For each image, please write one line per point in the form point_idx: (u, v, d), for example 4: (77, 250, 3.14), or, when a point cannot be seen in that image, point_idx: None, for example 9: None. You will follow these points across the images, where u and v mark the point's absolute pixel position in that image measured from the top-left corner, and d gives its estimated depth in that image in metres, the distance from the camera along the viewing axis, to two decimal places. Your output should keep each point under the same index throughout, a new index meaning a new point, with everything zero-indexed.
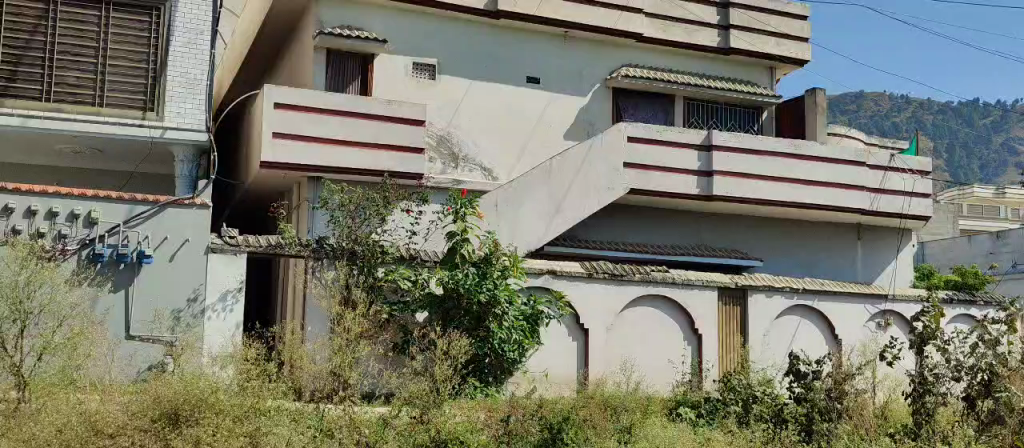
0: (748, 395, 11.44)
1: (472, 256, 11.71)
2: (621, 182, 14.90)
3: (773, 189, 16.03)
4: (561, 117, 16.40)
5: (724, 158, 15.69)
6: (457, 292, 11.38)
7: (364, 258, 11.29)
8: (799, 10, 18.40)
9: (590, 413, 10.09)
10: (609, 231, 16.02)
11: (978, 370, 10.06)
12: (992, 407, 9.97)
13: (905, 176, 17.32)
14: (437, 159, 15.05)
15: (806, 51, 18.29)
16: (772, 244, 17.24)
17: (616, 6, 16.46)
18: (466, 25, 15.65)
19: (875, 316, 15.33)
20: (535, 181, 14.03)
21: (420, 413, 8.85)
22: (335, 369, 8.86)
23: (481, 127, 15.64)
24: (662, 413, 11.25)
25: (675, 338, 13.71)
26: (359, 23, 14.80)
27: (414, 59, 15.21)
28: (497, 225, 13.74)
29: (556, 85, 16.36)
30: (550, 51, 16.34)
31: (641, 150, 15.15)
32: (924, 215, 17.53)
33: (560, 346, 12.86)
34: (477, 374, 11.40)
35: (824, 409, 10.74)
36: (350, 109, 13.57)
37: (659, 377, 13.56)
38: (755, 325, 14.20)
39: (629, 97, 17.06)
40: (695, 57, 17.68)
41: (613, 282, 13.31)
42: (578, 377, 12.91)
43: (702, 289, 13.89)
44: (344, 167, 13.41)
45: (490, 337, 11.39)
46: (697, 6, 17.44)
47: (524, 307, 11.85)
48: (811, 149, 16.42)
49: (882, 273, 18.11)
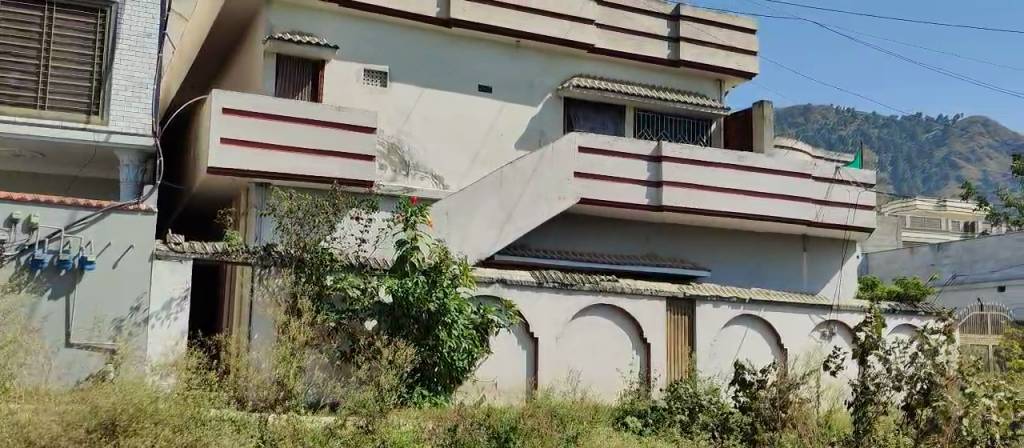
0: (694, 403, 11.63)
1: (421, 264, 11.66)
2: (571, 190, 14.98)
3: (721, 200, 16.21)
4: (512, 126, 16.43)
5: (673, 169, 15.84)
6: (407, 301, 11.32)
7: (310, 265, 11.25)
8: (747, 24, 18.68)
9: (538, 421, 10.06)
10: (559, 240, 16.05)
11: (917, 379, 10.21)
12: (930, 416, 10.08)
13: (849, 188, 17.63)
14: (387, 166, 15.03)
15: (753, 64, 18.57)
16: (720, 255, 17.43)
17: (567, 17, 16.56)
18: (416, 33, 15.62)
19: (820, 326, 15.57)
20: (486, 189, 14.01)
21: (366, 422, 8.82)
22: (278, 380, 8.92)
23: (432, 135, 15.62)
24: (609, 422, 11.29)
25: (623, 347, 13.78)
26: (309, 29, 14.69)
27: (365, 66, 15.13)
28: (447, 233, 13.65)
29: (507, 93, 16.39)
30: (502, 60, 16.37)
31: (592, 160, 15.24)
32: (868, 226, 17.87)
33: (509, 356, 12.84)
34: (424, 383, 11.34)
35: (768, 419, 10.85)
36: (300, 115, 13.47)
37: (608, 386, 13.61)
38: (702, 334, 14.33)
39: (580, 107, 17.17)
40: (645, 69, 17.85)
41: (562, 290, 13.34)
42: (526, 385, 12.93)
43: (651, 298, 13.98)
44: (293, 174, 13.30)
45: (440, 346, 11.35)
46: (647, 18, 17.61)
47: (474, 316, 11.85)
48: (758, 161, 16.64)
49: (827, 285, 18.41)
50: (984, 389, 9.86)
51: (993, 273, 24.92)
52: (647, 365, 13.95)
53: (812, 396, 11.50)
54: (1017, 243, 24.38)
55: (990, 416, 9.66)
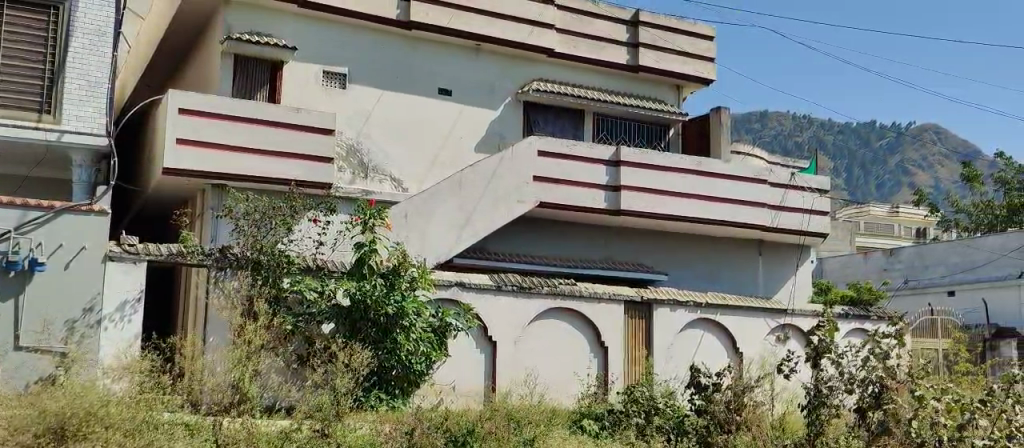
0: (650, 406, 11.72)
1: (379, 267, 11.57)
2: (530, 194, 15.02)
3: (678, 205, 16.35)
4: (471, 129, 16.43)
5: (632, 173, 15.93)
6: (365, 304, 11.22)
7: (268, 267, 11.09)
8: (704, 30, 18.86)
9: (495, 425, 10.06)
10: (518, 244, 16.09)
11: (869, 382, 10.33)
12: (880, 419, 10.10)
13: (804, 194, 17.86)
14: (346, 169, 14.96)
15: (710, 70, 18.77)
16: (677, 259, 17.57)
17: (528, 21, 16.61)
18: (376, 35, 15.58)
19: (775, 330, 15.76)
20: (445, 192, 14.01)
21: (323, 426, 8.75)
22: (233, 383, 8.70)
23: (391, 138, 15.58)
24: (565, 425, 11.37)
25: (580, 351, 13.84)
26: (267, 29, 14.57)
27: (324, 68, 15.06)
28: (406, 236, 13.64)
29: (467, 97, 16.40)
30: (462, 63, 16.38)
31: (551, 164, 15.30)
32: (822, 231, 18.12)
33: (466, 359, 12.84)
34: (382, 387, 11.27)
35: (723, 422, 10.78)
36: (258, 117, 13.38)
37: (565, 390, 13.65)
38: (659, 339, 14.43)
39: (540, 110, 17.20)
40: (604, 74, 17.96)
41: (519, 294, 13.36)
42: (483, 389, 12.93)
43: (608, 302, 14.05)
44: (249, 175, 13.21)
45: (398, 349, 11.30)
46: (606, 23, 17.72)
47: (432, 319, 11.81)
48: (715, 166, 16.80)
49: (781, 289, 18.63)
50: (933, 392, 9.70)
51: (943, 278, 25.30)
52: (604, 368, 14.00)
53: (766, 399, 11.61)
54: (965, 248, 24.81)
55: (939, 419, 9.44)
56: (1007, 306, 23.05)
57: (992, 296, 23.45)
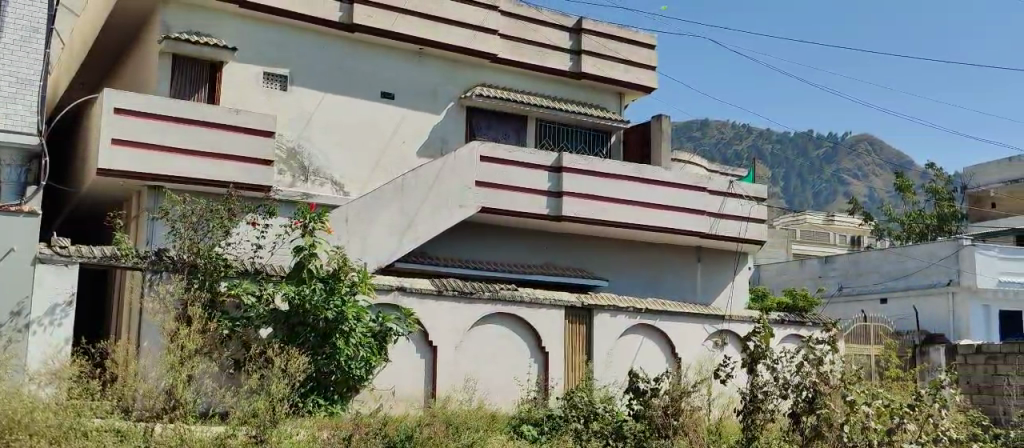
0: (589, 412, 11.81)
1: (319, 271, 11.42)
2: (472, 198, 15.03)
3: (619, 211, 16.46)
4: (415, 132, 16.37)
5: (572, 179, 16.03)
6: (304, 308, 11.07)
7: (203, 271, 10.88)
8: (646, 38, 19.06)
9: (434, 431, 10.02)
10: (460, 249, 16.03)
11: (803, 388, 10.07)
12: (814, 423, 9.90)
13: (742, 201, 18.13)
14: (286, 172, 14.89)
15: (651, 78, 18.97)
16: (618, 265, 17.71)
17: (471, 26, 16.64)
18: (319, 37, 15.45)
19: (712, 335, 16.01)
20: (387, 195, 13.97)
21: (258, 432, 8.55)
22: (168, 389, 8.53)
23: (333, 141, 15.46)
24: (504, 430, 11.49)
25: (521, 356, 13.86)
26: (207, 29, 14.36)
27: (264, 69, 14.91)
28: (346, 240, 13.53)
29: (410, 100, 16.34)
30: (405, 66, 16.32)
31: (494, 170, 15.33)
32: (759, 238, 18.39)
33: (406, 363, 12.78)
34: (320, 392, 11.15)
35: (661, 426, 10.71)
36: (197, 118, 13.17)
37: (505, 394, 13.66)
38: (599, 344, 14.53)
39: (484, 115, 17.19)
40: (547, 80, 18.05)
41: (461, 299, 13.36)
42: (423, 394, 12.89)
43: (549, 308, 14.10)
44: (188, 178, 13.02)
45: (338, 354, 11.17)
46: (549, 29, 17.81)
47: (372, 324, 11.70)
48: (655, 174, 16.99)
49: (720, 296, 18.87)
50: (864, 397, 9.54)
51: (875, 285, 25.86)
52: (544, 374, 14.03)
53: (703, 404, 11.70)
54: (896, 256, 25.33)
55: (870, 423, 9.30)
56: (936, 313, 23.67)
57: (922, 303, 24.07)
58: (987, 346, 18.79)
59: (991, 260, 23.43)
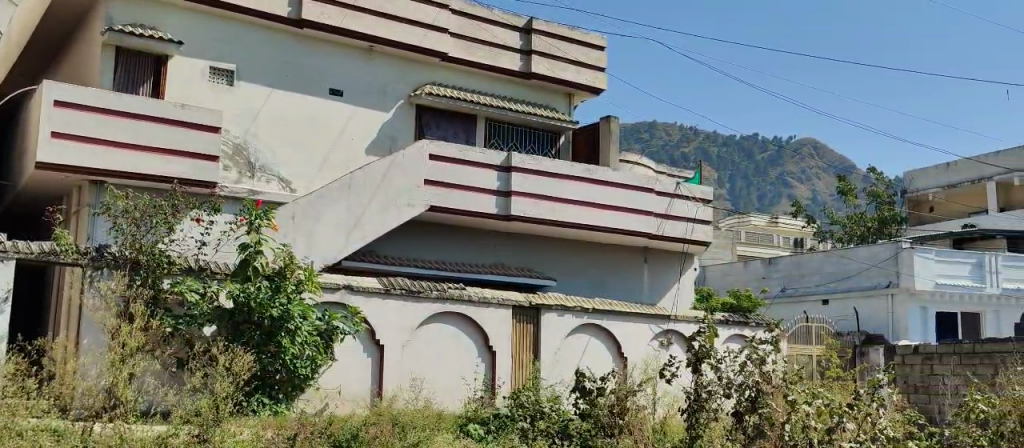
0: (535, 411, 11.71)
1: (265, 269, 11.25)
2: (421, 197, 14.98)
3: (567, 211, 16.53)
4: (363, 130, 16.26)
5: (521, 179, 16.06)
6: (248, 306, 10.92)
7: (146, 268, 10.75)
8: (596, 40, 19.17)
9: (380, 430, 9.96)
10: (408, 247, 15.98)
11: (746, 387, 10.18)
12: (756, 422, 9.91)
13: (689, 203, 18.33)
14: (232, 168, 14.69)
15: (601, 80, 19.09)
16: (565, 265, 17.79)
17: (423, 24, 16.60)
18: (267, 32, 15.28)
19: (658, 335, 16.14)
20: (333, 193, 13.92)
21: (201, 431, 8.33)
22: (108, 387, 8.36)
23: (279, 138, 15.31)
24: (450, 429, 11.51)
25: (468, 355, 13.86)
26: (152, 22, 14.14)
27: (211, 63, 14.70)
28: (292, 238, 13.48)
29: (359, 98, 16.23)
30: (354, 64, 16.21)
31: (442, 168, 15.30)
32: (705, 240, 18.61)
33: (353, 361, 12.71)
34: (264, 390, 11.04)
35: (607, 425, 10.79)
36: (140, 111, 12.94)
37: (451, 393, 13.63)
38: (546, 343, 14.59)
39: (433, 114, 17.14)
40: (497, 80, 18.06)
41: (409, 298, 13.32)
42: (370, 393, 12.82)
43: (497, 307, 14.13)
44: (132, 173, 12.77)
45: (283, 352, 11.06)
46: (500, 29, 17.83)
47: (318, 322, 11.60)
48: (603, 175, 17.10)
49: (665, 297, 19.06)
50: (806, 396, 9.41)
51: (818, 287, 26.33)
52: (491, 373, 14.05)
53: (648, 403, 11.79)
54: (839, 257, 25.79)
55: (811, 422, 9.13)
56: (876, 314, 24.18)
57: (862, 305, 24.56)
58: (924, 346, 19.16)
59: (929, 261, 23.76)
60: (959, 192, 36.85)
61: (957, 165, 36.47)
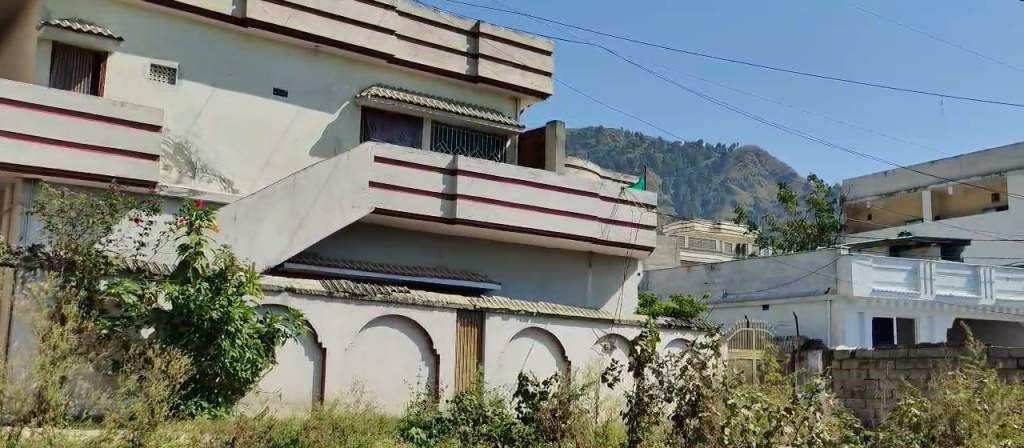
0: (478, 414, 11.67)
1: (205, 270, 11.05)
2: (365, 199, 14.89)
3: (512, 215, 16.54)
4: (308, 131, 16.11)
5: (467, 183, 16.04)
6: (187, 308, 10.65)
7: (80, 269, 10.34)
8: (542, 44, 19.24)
9: (321, 434, 9.88)
10: (354, 250, 15.86)
11: (687, 391, 10.03)
12: (697, 425, 9.70)
13: (633, 208, 18.49)
14: (173, 168, 14.46)
15: (547, 85, 19.17)
16: (511, 269, 17.81)
17: (369, 25, 16.50)
18: (210, 30, 15.05)
19: (602, 339, 16.26)
20: (278, 195, 13.78)
21: (136, 436, 8.11)
22: (38, 391, 8.06)
23: (222, 137, 15.09)
24: (391, 433, 11.44)
25: (411, 358, 13.79)
26: (91, 18, 13.86)
27: (152, 61, 14.45)
28: (234, 239, 13.29)
29: (304, 98, 16.08)
30: (299, 64, 16.05)
31: (388, 171, 15.23)
32: (649, 245, 18.79)
33: (294, 365, 12.58)
34: (203, 395, 10.83)
35: (548, 429, 10.81)
36: (76, 108, 12.67)
37: (393, 397, 13.52)
38: (490, 347, 14.59)
39: (378, 116, 17.04)
40: (444, 83, 18.03)
41: (352, 301, 13.23)
42: (311, 398, 12.67)
43: (441, 310, 14.10)
44: (70, 171, 12.49)
45: (223, 355, 10.82)
46: (447, 32, 17.81)
47: (259, 325, 11.39)
48: (549, 179, 17.16)
49: (610, 301, 19.20)
50: (745, 400, 9.37)
51: (758, 292, 26.75)
52: (434, 377, 14.01)
53: (591, 407, 11.82)
54: (779, 263, 26.23)
55: (749, 426, 9.13)
56: (814, 320, 24.61)
57: (801, 311, 25.00)
58: (861, 352, 19.65)
59: (866, 269, 24.22)
60: (895, 201, 37.71)
61: (894, 174, 37.30)
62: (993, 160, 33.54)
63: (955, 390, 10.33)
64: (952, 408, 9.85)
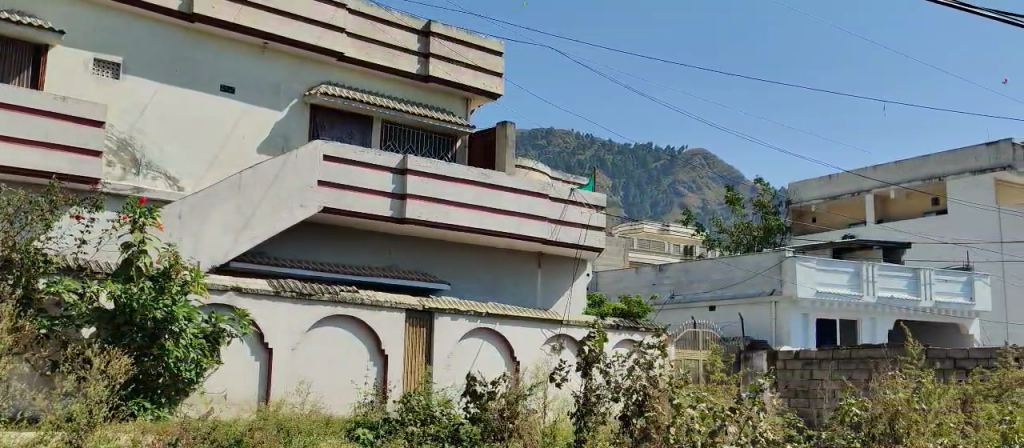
0: (425, 415, 11.59)
1: (149, 269, 10.85)
2: (314, 198, 14.76)
3: (462, 215, 16.52)
4: (256, 129, 15.93)
5: (416, 182, 15.97)
6: (130, 308, 10.44)
7: (20, 267, 10.20)
8: (494, 45, 19.26)
9: (265, 434, 9.77)
10: (300, 250, 15.69)
11: (633, 391, 10.08)
12: (643, 426, 9.76)
13: (582, 209, 18.58)
14: (116, 164, 14.20)
15: (497, 85, 19.19)
16: (460, 270, 17.78)
17: (320, 23, 16.36)
18: (156, 25, 14.82)
19: (551, 339, 16.32)
20: (222, 193, 13.64)
21: (74, 437, 7.95)
22: None
23: (167, 134, 14.88)
24: (337, 434, 11.35)
25: (359, 357, 13.72)
26: (33, 10, 13.58)
27: (95, 55, 14.19)
28: (178, 237, 13.14)
29: (252, 96, 15.91)
30: (247, 61, 15.86)
31: (336, 170, 15.10)
32: (598, 246, 18.89)
33: (240, 365, 12.42)
34: (145, 395, 10.65)
35: (496, 429, 10.68)
36: (16, 102, 12.39)
37: (340, 397, 13.41)
38: (438, 348, 14.55)
39: (328, 115, 16.90)
40: (394, 82, 17.94)
41: (299, 301, 13.12)
42: (256, 399, 12.52)
43: (390, 310, 14.04)
44: (9, 167, 12.21)
45: (167, 355, 10.62)
46: (398, 31, 17.74)
47: (204, 324, 11.19)
48: (499, 180, 17.16)
49: (559, 301, 19.27)
50: (689, 400, 9.39)
51: (704, 293, 27.08)
52: (383, 377, 13.94)
53: (538, 407, 11.84)
54: (725, 265, 26.55)
55: (694, 425, 9.12)
56: (758, 320, 24.98)
57: (747, 312, 25.32)
58: (804, 353, 19.96)
59: (809, 270, 24.64)
60: (839, 204, 38.35)
61: (839, 178, 37.94)
62: (934, 165, 34.25)
63: (895, 390, 10.47)
64: (891, 407, 9.87)
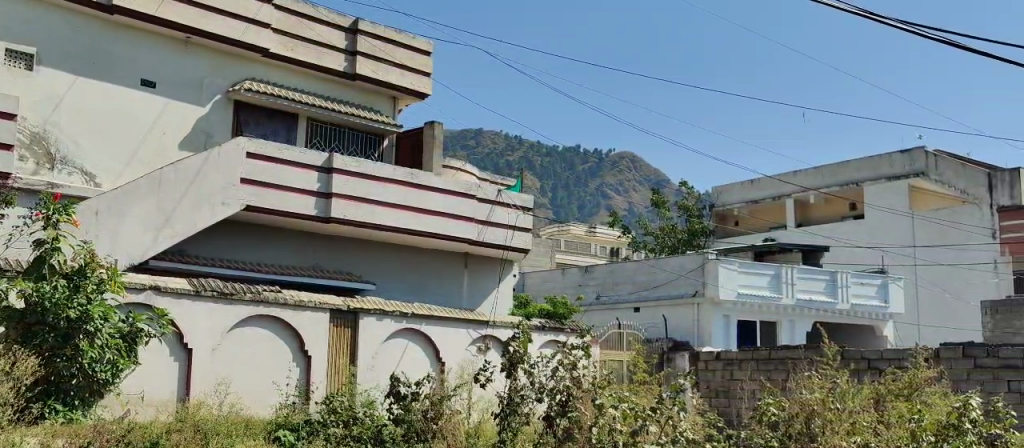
0: (349, 416, 11.15)
1: (63, 267, 10.54)
2: (236, 196, 14.50)
3: (388, 215, 16.41)
4: (178, 125, 15.59)
5: (342, 181, 15.82)
6: (42, 307, 10.07)
7: None
8: (421, 44, 19.17)
9: (182, 437, 9.58)
10: (221, 249, 15.40)
11: (557, 391, 10.14)
12: (566, 425, 9.80)
13: (509, 210, 18.62)
14: (29, 158, 13.83)
15: (425, 84, 19.11)
16: (385, 270, 17.67)
17: (244, 18, 16.06)
18: (72, 16, 14.38)
19: (477, 340, 16.31)
20: (141, 190, 13.37)
21: None
22: None
23: (84, 128, 14.49)
24: (257, 435, 11.15)
25: (281, 358, 13.52)
26: None
27: (8, 45, 13.74)
28: (95, 234, 12.82)
29: (174, 91, 15.55)
30: (168, 55, 15.50)
31: (260, 167, 14.86)
32: (524, 246, 18.95)
33: (157, 366, 12.15)
34: (57, 398, 10.34)
35: (420, 431, 10.83)
36: None
37: (261, 398, 13.22)
38: (362, 348, 14.43)
39: (251, 111, 16.62)
40: (320, 80, 17.73)
41: (220, 300, 12.87)
42: (174, 399, 12.27)
43: (314, 310, 13.86)
44: None
45: (81, 357, 10.25)
46: (324, 28, 17.53)
47: (121, 324, 10.81)
48: (425, 180, 17.09)
49: (485, 301, 19.28)
50: (613, 400, 9.44)
51: (629, 295, 27.37)
52: (306, 377, 13.77)
53: (462, 407, 11.81)
54: (648, 266, 26.90)
55: (616, 425, 9.17)
56: (681, 322, 25.36)
57: (670, 313, 25.65)
58: (725, 353, 20.32)
59: (730, 273, 25.12)
60: (760, 207, 39.16)
61: (760, 183, 38.74)
62: (852, 171, 35.19)
63: (811, 390, 10.68)
64: (807, 407, 10.09)
